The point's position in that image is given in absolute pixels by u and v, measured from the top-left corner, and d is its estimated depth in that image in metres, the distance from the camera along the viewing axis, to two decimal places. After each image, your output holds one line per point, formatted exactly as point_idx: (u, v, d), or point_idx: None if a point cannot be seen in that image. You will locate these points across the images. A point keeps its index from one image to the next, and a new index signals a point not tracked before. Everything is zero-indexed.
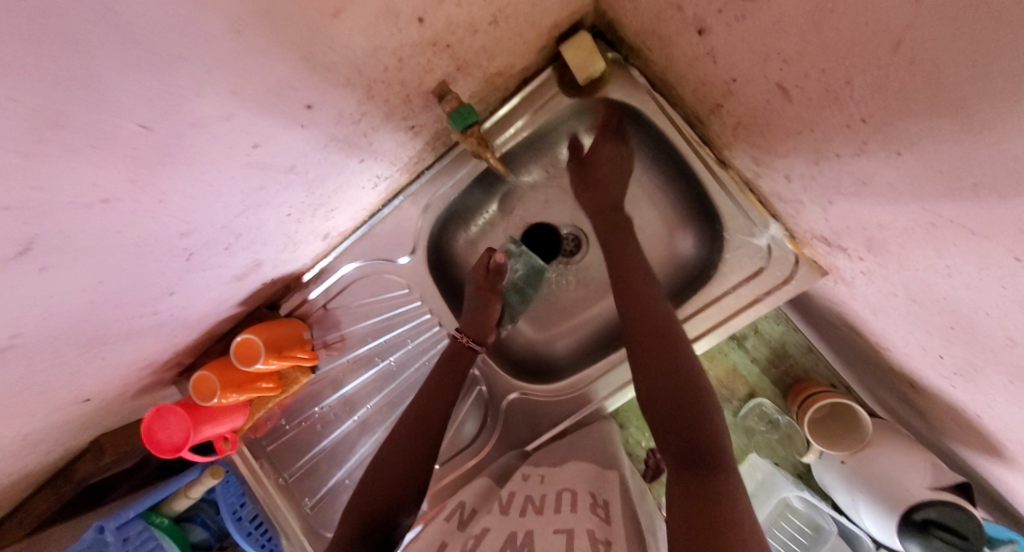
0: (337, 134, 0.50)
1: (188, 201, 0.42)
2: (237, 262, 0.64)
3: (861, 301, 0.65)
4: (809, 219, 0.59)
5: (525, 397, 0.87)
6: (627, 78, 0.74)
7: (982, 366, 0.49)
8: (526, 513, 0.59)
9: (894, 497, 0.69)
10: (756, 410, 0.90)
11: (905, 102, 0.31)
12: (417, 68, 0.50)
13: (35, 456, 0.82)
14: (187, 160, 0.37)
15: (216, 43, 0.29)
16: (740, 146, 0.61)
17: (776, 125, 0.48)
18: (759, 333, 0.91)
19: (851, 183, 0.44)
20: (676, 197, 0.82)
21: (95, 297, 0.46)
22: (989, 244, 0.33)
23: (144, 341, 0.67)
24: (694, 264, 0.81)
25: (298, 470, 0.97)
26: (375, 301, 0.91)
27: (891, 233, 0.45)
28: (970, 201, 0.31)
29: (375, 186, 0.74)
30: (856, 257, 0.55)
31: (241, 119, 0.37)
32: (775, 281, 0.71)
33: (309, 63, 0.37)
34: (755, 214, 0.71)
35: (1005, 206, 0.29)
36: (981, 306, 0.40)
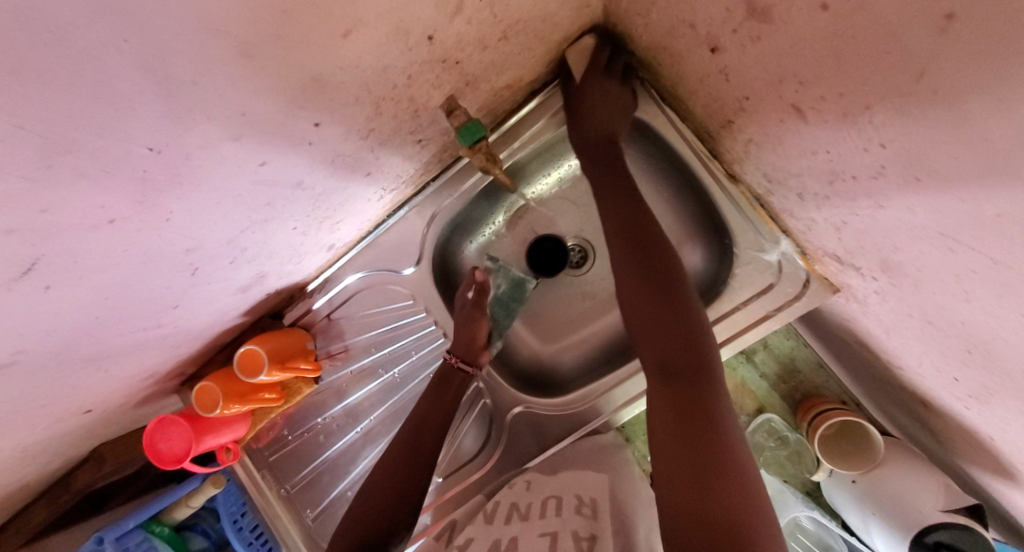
0: (345, 150, 0.50)
1: (194, 219, 0.42)
2: (241, 275, 0.64)
3: (873, 320, 0.64)
4: (821, 237, 0.58)
5: (530, 410, 0.86)
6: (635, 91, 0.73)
7: (1000, 391, 0.48)
8: (511, 521, 0.66)
9: (905, 518, 0.68)
10: (765, 426, 0.89)
11: (926, 130, 0.30)
12: (426, 85, 0.49)
13: (37, 465, 0.82)
14: (195, 180, 0.37)
15: (226, 67, 0.29)
16: (751, 162, 0.60)
17: (790, 144, 0.48)
18: (768, 348, 0.89)
19: (867, 205, 0.43)
20: (685, 210, 0.80)
21: (100, 312, 0.46)
22: (1012, 274, 0.32)
23: (148, 353, 0.67)
24: (702, 278, 0.80)
25: (301, 481, 0.97)
26: (379, 312, 0.90)
27: (908, 256, 0.44)
28: (990, 230, 0.31)
29: (381, 198, 0.74)
30: (870, 277, 0.54)
31: (250, 140, 0.37)
32: (786, 297, 0.70)
33: (318, 83, 0.37)
34: (765, 230, 0.70)
35: None
36: (1001, 334, 0.39)
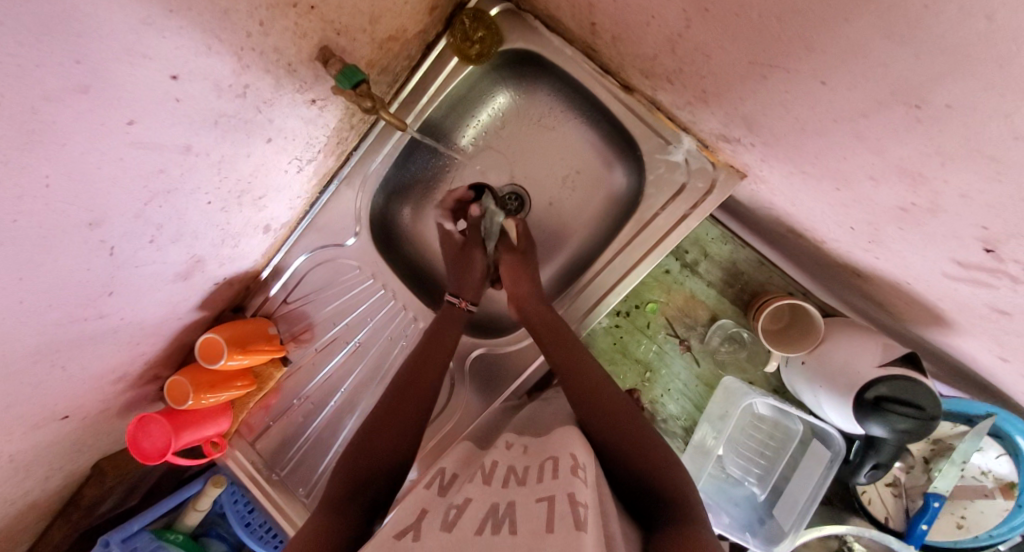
0: (225, 108, 0.53)
1: (78, 185, 0.45)
2: (173, 258, 0.67)
3: (779, 195, 0.66)
4: (705, 119, 0.60)
5: (489, 351, 0.89)
6: (524, 26, 0.76)
7: (878, 223, 0.50)
8: (509, 485, 0.56)
9: (848, 382, 0.68)
10: (720, 332, 0.90)
11: None
12: (288, 33, 0.52)
13: (33, 483, 0.86)
14: (59, 136, 0.39)
15: (36, 6, 0.30)
16: (629, 62, 0.62)
17: (634, 23, 0.49)
18: (709, 257, 0.90)
19: (702, 60, 0.45)
20: (601, 135, 0.85)
21: (22, 296, 0.49)
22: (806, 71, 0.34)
23: (105, 349, 0.71)
24: (627, 195, 0.84)
25: (289, 463, 1.00)
26: (331, 287, 0.93)
27: (754, 103, 0.45)
28: (782, 35, 0.33)
29: (301, 169, 0.77)
30: (750, 145, 0.56)
31: (101, 92, 0.39)
32: (700, 193, 0.72)
33: (154, 27, 0.39)
34: (667, 132, 0.72)
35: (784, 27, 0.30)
36: (838, 152, 0.41)
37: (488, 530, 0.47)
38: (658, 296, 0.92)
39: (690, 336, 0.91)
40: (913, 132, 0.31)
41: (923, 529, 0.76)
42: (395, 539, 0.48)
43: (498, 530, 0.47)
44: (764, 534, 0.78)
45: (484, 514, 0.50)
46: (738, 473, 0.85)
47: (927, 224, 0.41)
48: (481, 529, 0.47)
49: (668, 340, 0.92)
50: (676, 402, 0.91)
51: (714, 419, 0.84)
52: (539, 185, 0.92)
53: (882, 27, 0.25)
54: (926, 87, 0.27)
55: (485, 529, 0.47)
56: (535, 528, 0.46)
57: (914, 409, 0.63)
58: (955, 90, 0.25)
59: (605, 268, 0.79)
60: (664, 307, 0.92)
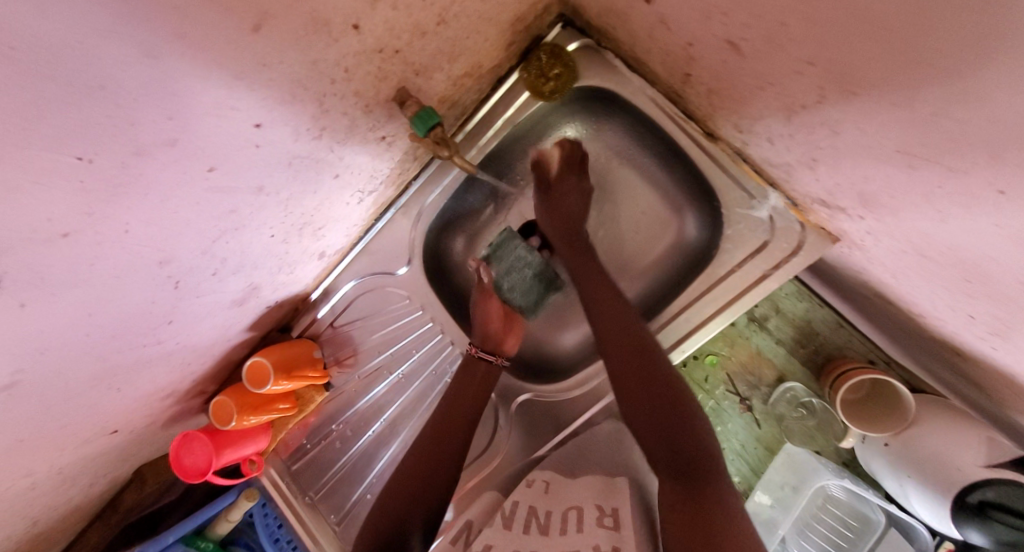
0: (300, 150, 0.51)
1: (154, 229, 0.44)
2: (232, 287, 0.66)
3: (879, 265, 0.59)
4: (803, 182, 0.55)
5: (536, 397, 0.84)
6: (602, 62, 0.72)
7: (1009, 322, 0.43)
8: (531, 533, 0.61)
9: (942, 476, 0.61)
10: (786, 396, 0.83)
11: (835, 33, 0.28)
12: (370, 77, 0.50)
13: (78, 489, 0.87)
14: (143, 189, 0.38)
15: (136, 72, 0.29)
16: (720, 115, 0.57)
17: (740, 85, 0.45)
18: (780, 312, 0.84)
19: (826, 134, 0.40)
20: (673, 181, 0.80)
21: (89, 329, 0.49)
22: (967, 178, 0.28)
23: (158, 370, 0.71)
24: (697, 246, 0.79)
25: (323, 487, 0.99)
26: (380, 315, 0.91)
27: (879, 184, 0.40)
28: (955, 134, 0.28)
29: (361, 201, 0.76)
30: (858, 217, 0.50)
31: (188, 144, 0.38)
32: (782, 253, 0.66)
33: (244, 81, 0.38)
34: (752, 186, 0.67)
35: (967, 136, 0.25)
36: (986, 253, 0.36)
37: None
38: (720, 349, 0.87)
39: (752, 396, 0.85)
40: None
41: None
42: None
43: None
44: None
45: None
46: None
47: None
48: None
49: (727, 398, 0.86)
50: (731, 464, 0.85)
51: (774, 488, 0.79)
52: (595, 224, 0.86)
53: None
54: None
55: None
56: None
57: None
58: None
59: (668, 324, 0.73)
60: (725, 361, 0.87)
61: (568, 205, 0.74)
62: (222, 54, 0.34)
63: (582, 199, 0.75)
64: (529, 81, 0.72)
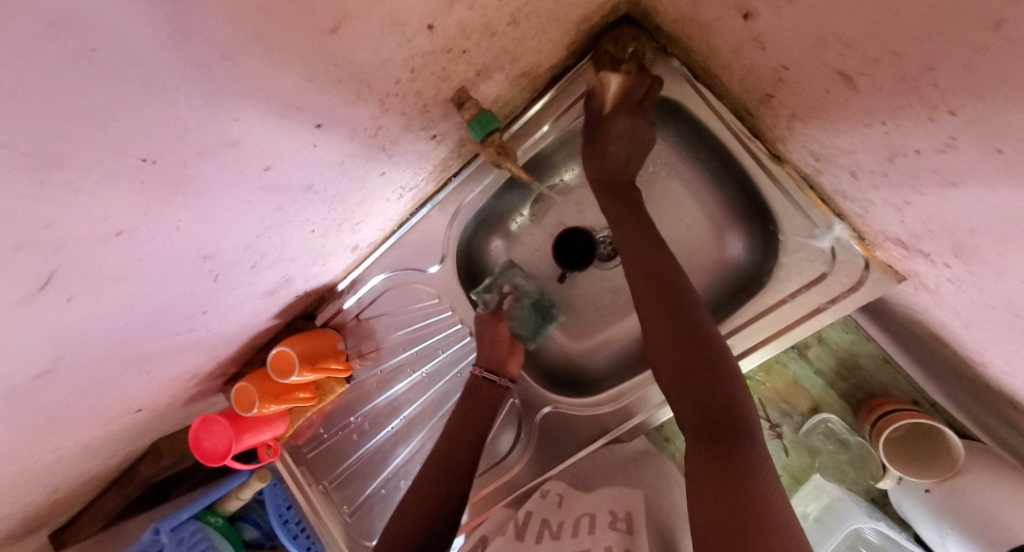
0: (353, 149, 0.49)
1: (204, 226, 0.42)
2: (267, 279, 0.64)
3: (948, 311, 0.56)
4: (881, 220, 0.51)
5: (559, 410, 0.82)
6: (665, 69, 0.68)
7: None
8: (545, 539, 0.66)
9: (989, 535, 0.59)
10: (821, 428, 0.80)
11: (999, 87, 0.25)
12: (433, 77, 0.47)
13: (97, 461, 0.87)
14: (199, 188, 0.36)
15: (211, 72, 0.27)
16: (797, 140, 0.54)
17: (838, 117, 0.42)
18: (823, 342, 0.81)
19: (935, 181, 0.37)
20: (725, 198, 0.75)
21: (127, 320, 0.47)
22: None
23: (187, 356, 0.69)
24: (744, 269, 0.75)
25: (338, 477, 0.98)
26: (407, 311, 0.89)
27: (986, 241, 0.37)
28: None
29: (401, 197, 0.73)
30: (941, 264, 0.47)
31: (250, 145, 0.36)
32: (841, 287, 0.63)
33: (314, 82, 0.35)
34: (816, 215, 0.63)
35: None
36: None
37: None
38: (755, 374, 0.84)
39: (783, 424, 0.83)
40: None
41: None
42: None
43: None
44: None
45: None
46: None
47: None
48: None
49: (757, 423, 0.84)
50: None
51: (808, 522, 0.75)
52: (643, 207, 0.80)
53: None
54: None
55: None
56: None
57: None
58: None
59: None
60: (759, 387, 0.84)
61: (617, 143, 0.65)
62: (296, 53, 0.31)
63: (635, 138, 0.64)
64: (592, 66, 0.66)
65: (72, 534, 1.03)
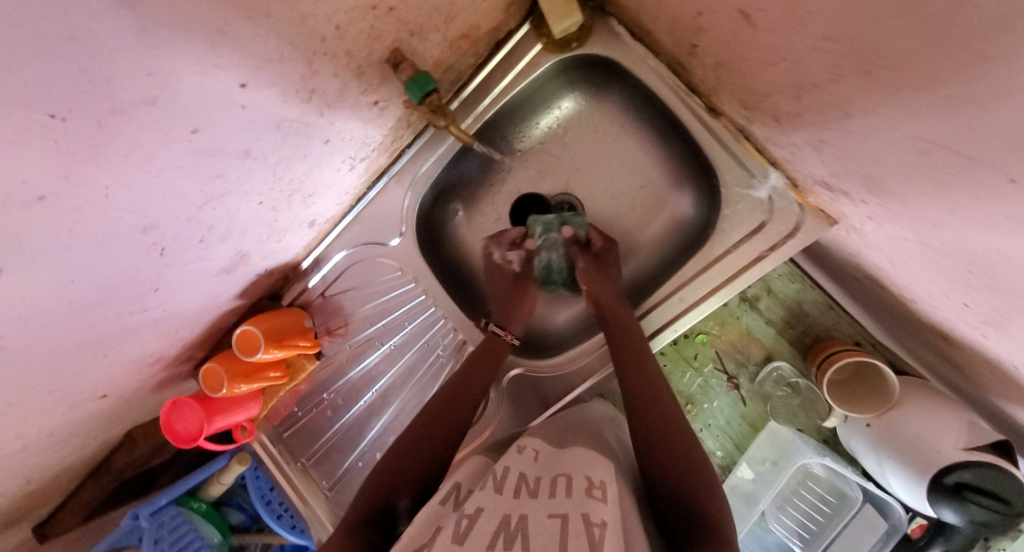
0: (288, 113, 0.49)
1: (136, 193, 0.42)
2: (220, 255, 0.65)
3: (876, 250, 0.59)
4: (807, 163, 0.53)
5: (527, 373, 0.84)
6: (607, 30, 0.71)
7: (1005, 312, 0.43)
8: (519, 494, 0.54)
9: (921, 458, 0.62)
10: (772, 375, 0.85)
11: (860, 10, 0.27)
12: (363, 36, 0.48)
13: (68, 451, 0.87)
14: (123, 149, 0.36)
15: (114, 21, 0.27)
16: (726, 90, 0.56)
17: (750, 59, 0.44)
18: (772, 293, 0.84)
19: (835, 114, 0.39)
20: (671, 156, 0.78)
21: (73, 296, 0.47)
22: (1007, 162, 0.27)
23: (146, 337, 0.69)
24: (693, 224, 0.78)
25: (315, 453, 1.00)
26: (371, 285, 0.90)
27: (886, 169, 0.39)
28: (976, 127, 0.27)
29: (352, 167, 0.73)
30: (859, 201, 0.50)
31: (169, 104, 0.36)
32: (780, 234, 0.66)
33: (229, 36, 0.35)
34: (754, 166, 0.66)
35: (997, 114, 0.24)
36: (989, 244, 0.35)
37: (501, 541, 0.45)
38: (710, 328, 0.87)
39: (740, 374, 0.86)
40: None
41: None
42: None
43: (512, 543, 0.45)
44: None
45: (495, 526, 0.48)
46: (779, 530, 0.78)
47: None
48: (494, 543, 0.45)
49: (716, 375, 0.87)
50: (715, 439, 0.87)
51: (755, 462, 0.82)
52: (589, 186, 0.86)
53: None
54: None
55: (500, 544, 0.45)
56: (547, 542, 0.45)
57: (999, 503, 0.56)
58: None
59: (663, 302, 0.74)
60: (715, 340, 0.87)
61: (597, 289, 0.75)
62: (202, 5, 0.31)
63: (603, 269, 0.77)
64: (549, 13, 0.65)
65: (44, 531, 1.02)
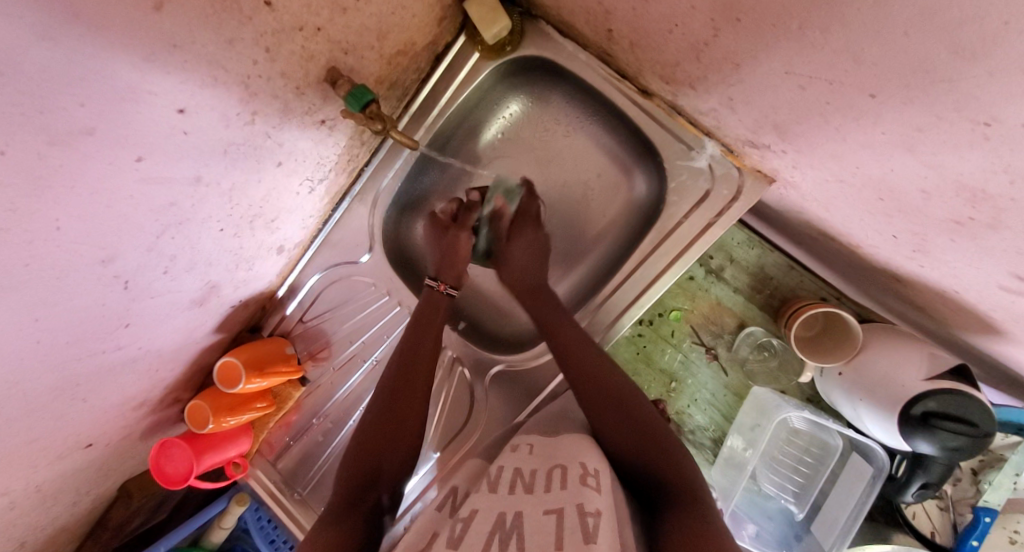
0: (233, 137, 0.52)
1: (88, 224, 0.43)
2: (188, 286, 0.66)
3: (812, 199, 0.62)
4: (731, 126, 0.56)
5: (507, 368, 0.85)
6: (537, 32, 0.75)
7: (925, 233, 0.45)
8: (517, 491, 0.53)
9: (891, 396, 0.64)
10: (748, 340, 0.87)
11: None
12: (295, 57, 0.52)
13: (61, 508, 0.87)
14: (67, 180, 0.38)
15: (36, 57, 0.29)
16: (647, 70, 0.59)
17: (653, 32, 0.48)
18: (735, 262, 0.86)
19: (730, 69, 0.43)
20: (619, 142, 0.82)
21: (38, 334, 0.49)
22: (876, 71, 0.29)
23: (125, 378, 0.70)
24: (647, 203, 0.81)
25: (311, 481, 0.97)
26: (348, 304, 0.92)
27: (787, 113, 0.42)
28: (829, 46, 0.30)
29: (313, 190, 0.76)
30: (780, 151, 0.53)
31: (107, 134, 0.38)
32: (724, 200, 0.71)
33: (156, 64, 0.38)
34: (689, 138, 0.71)
35: (845, 27, 0.28)
36: (884, 163, 0.38)
37: (495, 543, 0.44)
38: (682, 304, 0.89)
39: (717, 345, 0.88)
40: (977, 149, 0.28)
41: (974, 546, 0.72)
42: None
43: (506, 542, 0.44)
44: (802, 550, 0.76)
45: (491, 526, 0.47)
46: (772, 489, 0.82)
47: (986, 240, 0.38)
48: (488, 544, 0.44)
49: (694, 349, 0.88)
50: (704, 413, 0.88)
51: (745, 430, 0.82)
52: (548, 182, 0.88)
53: (950, 43, 0.23)
54: (997, 105, 0.24)
55: (493, 546, 0.44)
56: (543, 541, 0.43)
57: (968, 426, 0.58)
58: None
59: (626, 281, 0.76)
60: (689, 315, 0.89)
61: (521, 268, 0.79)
62: (131, 36, 0.34)
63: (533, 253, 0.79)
64: (478, 20, 0.69)
65: None
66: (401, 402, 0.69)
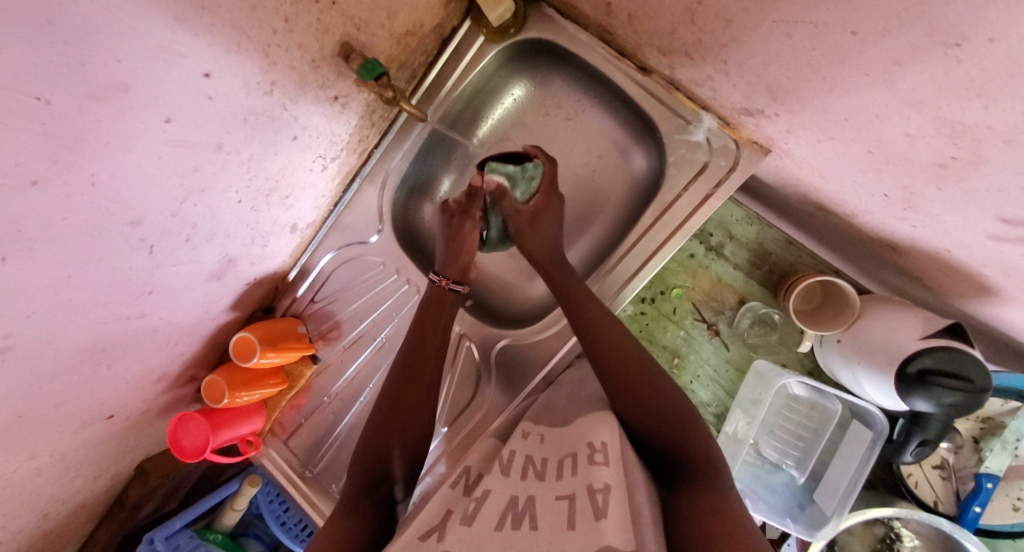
0: (253, 106, 0.55)
1: (120, 183, 0.46)
2: (208, 257, 0.69)
3: (807, 167, 0.64)
4: (726, 94, 0.59)
5: (513, 342, 0.87)
6: (538, 14, 0.78)
7: (914, 185, 0.47)
8: (529, 478, 0.55)
9: (889, 356, 0.65)
10: (749, 316, 0.89)
11: None
12: (311, 29, 0.55)
13: (82, 482, 0.89)
14: (103, 137, 0.41)
15: (81, 6, 0.32)
16: (645, 43, 0.62)
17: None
18: (735, 239, 0.88)
19: (723, 27, 0.45)
20: (618, 121, 0.84)
21: (69, 294, 0.51)
22: (855, 3, 0.31)
23: (147, 348, 0.73)
24: (647, 179, 0.84)
25: (322, 460, 0.99)
26: (357, 283, 0.94)
27: (777, 68, 0.45)
28: None
29: (325, 168, 0.79)
30: (775, 116, 0.55)
31: (140, 91, 0.41)
32: (722, 171, 0.73)
33: (186, 25, 0.41)
34: (687, 112, 0.74)
35: None
36: (870, 110, 0.40)
37: (508, 523, 0.46)
38: (684, 281, 0.91)
39: (718, 321, 0.90)
40: (951, 76, 0.30)
41: (976, 512, 0.74)
42: (420, 540, 0.47)
43: (519, 523, 0.46)
44: (805, 519, 0.77)
45: (504, 508, 0.49)
46: (775, 457, 0.84)
47: (969, 181, 0.40)
48: (501, 524, 0.46)
49: (696, 325, 0.90)
50: (707, 389, 0.90)
51: (749, 405, 0.83)
52: (551, 162, 0.91)
53: None
54: (967, 21, 0.26)
55: (506, 525, 0.45)
56: (555, 522, 0.45)
57: (963, 381, 0.60)
58: (1001, 25, 0.25)
59: (628, 253, 0.78)
60: (690, 292, 0.90)
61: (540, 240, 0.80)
62: None
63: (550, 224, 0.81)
64: (483, 2, 0.71)
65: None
66: (402, 372, 0.73)
